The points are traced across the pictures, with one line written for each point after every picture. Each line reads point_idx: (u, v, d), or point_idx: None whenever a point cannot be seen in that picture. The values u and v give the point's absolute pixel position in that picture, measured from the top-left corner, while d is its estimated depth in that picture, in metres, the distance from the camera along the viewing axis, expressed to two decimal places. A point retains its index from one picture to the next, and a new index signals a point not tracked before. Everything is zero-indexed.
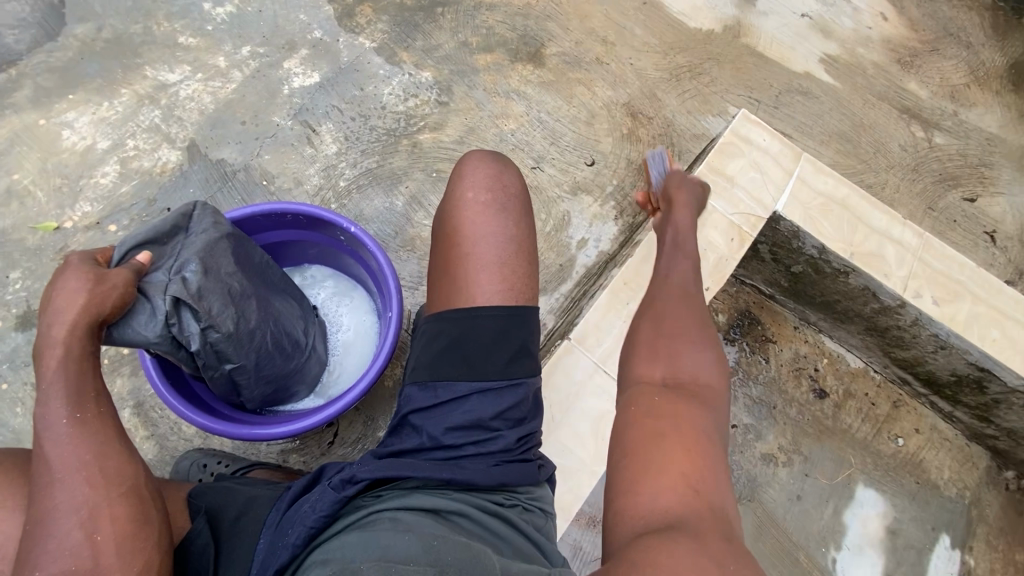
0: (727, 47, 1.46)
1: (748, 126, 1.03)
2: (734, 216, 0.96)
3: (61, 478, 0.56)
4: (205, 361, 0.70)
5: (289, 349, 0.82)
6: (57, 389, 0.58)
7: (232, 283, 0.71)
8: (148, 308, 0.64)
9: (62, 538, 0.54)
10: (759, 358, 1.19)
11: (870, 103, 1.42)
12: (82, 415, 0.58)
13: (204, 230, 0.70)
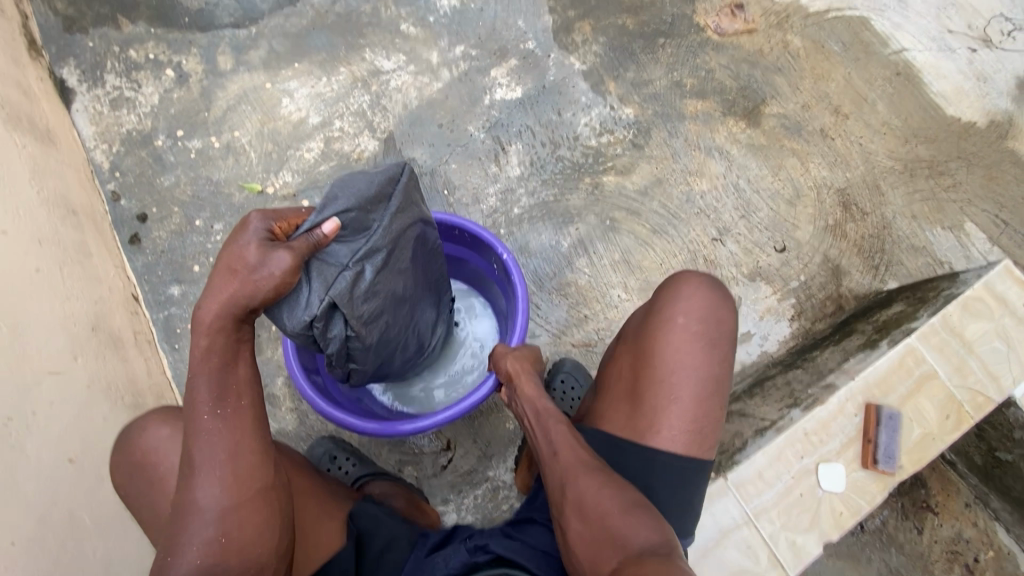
0: (984, 149, 1.22)
1: (1008, 282, 0.84)
2: (957, 389, 0.81)
3: (202, 468, 0.57)
4: (335, 359, 0.72)
5: (410, 351, 0.83)
6: (202, 383, 0.58)
7: (389, 291, 0.71)
8: (306, 300, 0.63)
9: (201, 527, 0.56)
10: (910, 525, 1.03)
11: None
12: (221, 409, 0.58)
13: (394, 217, 0.67)
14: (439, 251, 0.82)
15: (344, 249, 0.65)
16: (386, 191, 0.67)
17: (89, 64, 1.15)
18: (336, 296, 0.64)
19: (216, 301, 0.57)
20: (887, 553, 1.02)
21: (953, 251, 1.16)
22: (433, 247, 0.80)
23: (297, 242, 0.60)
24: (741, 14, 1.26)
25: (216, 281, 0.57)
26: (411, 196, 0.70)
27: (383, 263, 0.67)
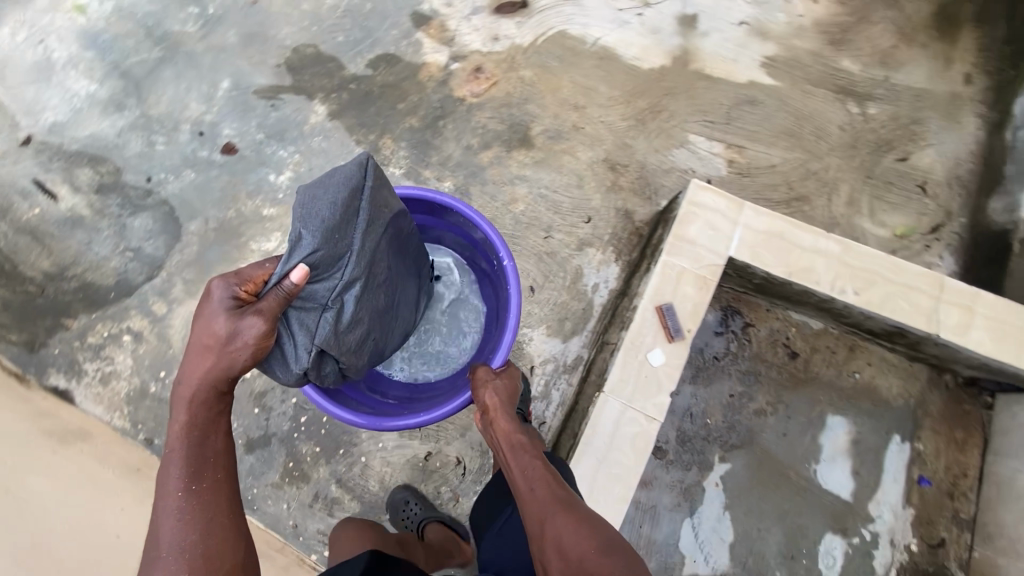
0: (678, 78, 1.75)
1: (700, 194, 1.38)
2: (699, 270, 1.33)
3: (167, 509, 0.89)
4: (319, 368, 1.12)
5: (396, 332, 1.30)
6: (177, 458, 0.91)
7: (365, 317, 1.13)
8: (301, 349, 1.06)
9: (165, 551, 0.87)
10: (743, 340, 1.61)
11: (809, 94, 1.76)
12: (195, 484, 0.91)
13: (358, 251, 1.06)
14: (405, 243, 1.25)
15: (321, 290, 1.04)
16: (348, 213, 1.02)
17: (66, 365, 1.51)
18: (322, 337, 1.06)
19: (200, 372, 0.93)
20: (737, 363, 1.60)
21: (689, 159, 1.69)
22: (399, 246, 1.22)
23: (269, 300, 0.96)
24: (482, 73, 1.71)
25: (200, 361, 0.93)
26: (370, 221, 1.07)
27: (358, 292, 1.09)
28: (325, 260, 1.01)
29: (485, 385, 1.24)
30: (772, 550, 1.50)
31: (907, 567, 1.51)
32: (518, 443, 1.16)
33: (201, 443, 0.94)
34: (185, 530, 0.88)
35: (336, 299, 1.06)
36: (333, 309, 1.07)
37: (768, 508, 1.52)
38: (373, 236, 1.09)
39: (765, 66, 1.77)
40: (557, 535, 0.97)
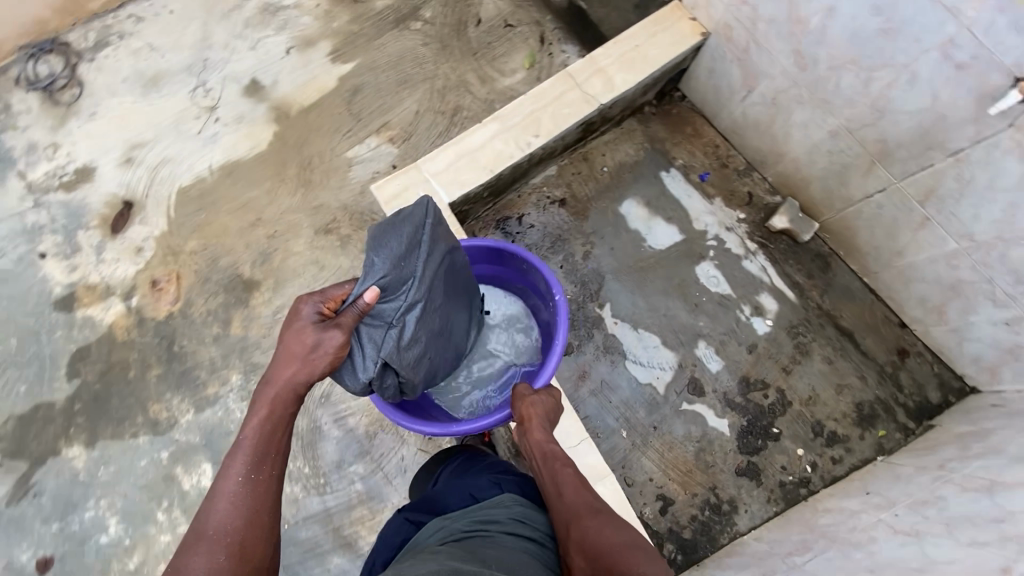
0: (294, 128, 1.82)
1: (386, 191, 1.57)
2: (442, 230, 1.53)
3: (231, 489, 0.95)
4: (386, 387, 1.22)
5: (447, 359, 1.36)
6: (239, 460, 0.97)
7: (421, 334, 1.20)
8: (365, 358, 1.13)
9: (215, 541, 0.91)
10: (527, 229, 1.82)
11: (382, 47, 1.93)
12: (255, 474, 0.97)
13: (424, 278, 1.16)
14: (457, 278, 1.32)
15: (390, 309, 1.14)
16: (415, 241, 1.16)
17: None
18: (387, 350, 1.14)
19: (281, 377, 1.02)
20: (540, 246, 1.81)
21: (365, 169, 1.80)
22: (451, 274, 1.28)
23: (346, 315, 1.08)
24: (163, 281, 1.68)
25: (280, 364, 1.02)
26: (430, 252, 1.17)
27: (419, 312, 1.17)
28: (396, 279, 1.13)
29: (529, 407, 1.22)
30: (684, 314, 1.76)
31: (750, 230, 1.86)
32: (559, 456, 1.13)
33: (270, 433, 1.01)
34: (222, 535, 0.91)
35: (400, 317, 1.14)
36: (398, 327, 1.16)
37: (654, 296, 1.77)
38: (440, 259, 1.21)
39: (336, 60, 1.90)
40: (589, 533, 0.97)
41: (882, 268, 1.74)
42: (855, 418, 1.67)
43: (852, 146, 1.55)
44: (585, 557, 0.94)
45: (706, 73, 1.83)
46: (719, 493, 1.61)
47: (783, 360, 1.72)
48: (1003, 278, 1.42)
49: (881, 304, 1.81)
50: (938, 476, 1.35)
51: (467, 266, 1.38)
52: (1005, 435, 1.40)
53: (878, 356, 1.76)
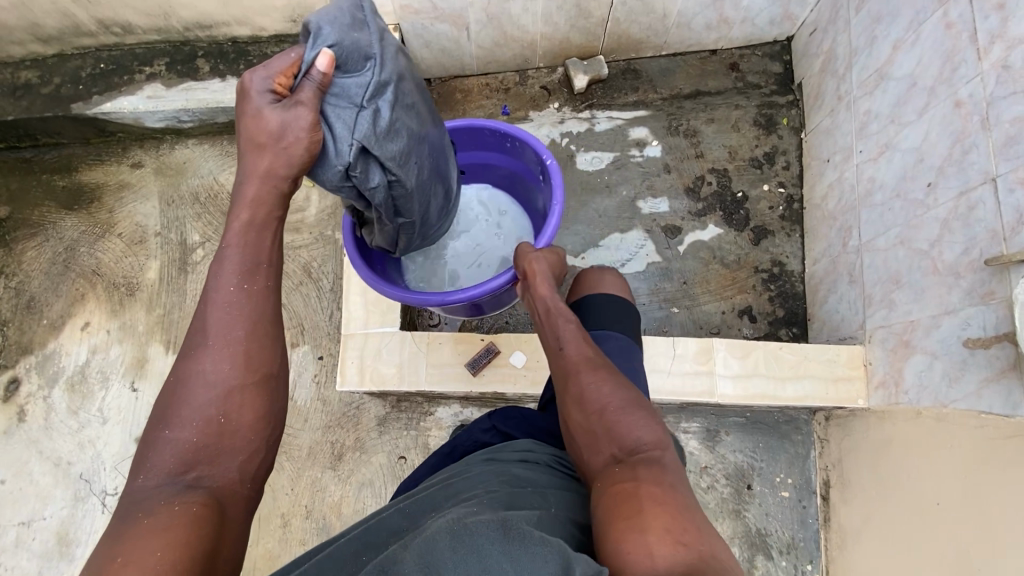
0: None
1: (351, 378, 1.40)
2: (424, 350, 1.42)
3: (226, 296, 0.92)
4: (372, 188, 1.15)
5: (429, 189, 1.33)
6: (229, 270, 0.93)
7: (400, 128, 1.14)
8: (341, 140, 1.03)
9: (220, 348, 0.91)
10: None
11: (197, 298, 1.76)
12: (247, 285, 0.93)
13: (385, 57, 1.07)
14: (421, 92, 1.24)
15: (355, 85, 1.02)
16: (362, 17, 1.03)
17: None
18: (361, 131, 1.04)
19: (259, 165, 0.94)
20: None
21: (304, 385, 1.68)
22: (413, 81, 1.20)
23: (304, 88, 0.95)
24: None
25: (254, 151, 0.93)
26: (382, 33, 1.06)
27: (388, 98, 1.08)
28: (354, 51, 1.01)
29: (536, 261, 1.28)
30: (609, 200, 1.84)
31: (573, 106, 1.98)
32: (569, 319, 1.18)
33: (255, 238, 0.96)
34: (224, 343, 0.91)
35: (373, 102, 1.05)
36: (370, 111, 1.06)
37: (579, 215, 1.82)
38: (394, 52, 1.11)
39: (178, 348, 1.72)
40: (588, 391, 1.02)
41: (667, 36, 1.93)
42: (765, 131, 1.86)
43: None
44: (598, 415, 0.98)
45: (426, 49, 1.88)
46: (764, 269, 1.73)
47: (691, 151, 1.86)
48: None
49: (689, 55, 2.03)
50: (848, 103, 1.56)
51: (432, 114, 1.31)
52: (843, 41, 1.64)
53: (727, 83, 1.98)
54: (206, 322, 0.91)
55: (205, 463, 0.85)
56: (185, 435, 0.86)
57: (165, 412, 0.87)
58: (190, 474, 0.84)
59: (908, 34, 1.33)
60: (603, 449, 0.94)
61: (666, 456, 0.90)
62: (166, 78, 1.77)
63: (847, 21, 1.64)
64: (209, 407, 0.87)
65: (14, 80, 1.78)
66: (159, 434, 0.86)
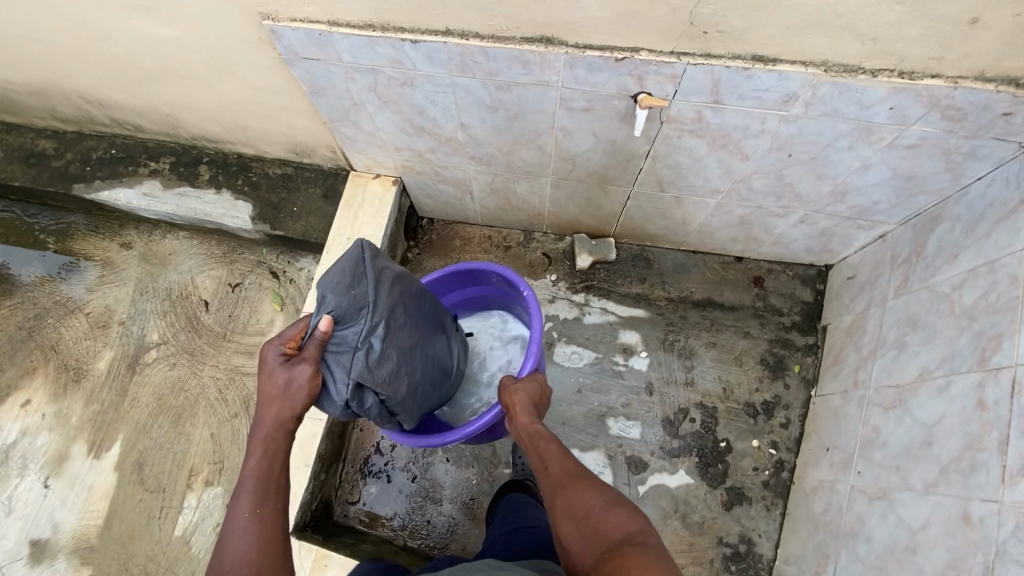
0: (104, 556, 1.54)
1: None
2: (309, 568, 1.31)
3: (240, 526, 0.88)
4: (371, 410, 1.09)
5: (428, 385, 1.23)
6: (245, 497, 0.89)
7: (396, 351, 1.07)
8: (338, 383, 0.99)
9: (238, 571, 0.85)
10: (392, 450, 1.63)
11: (136, 402, 1.71)
12: (262, 508, 0.90)
13: (383, 295, 1.05)
14: (424, 304, 1.21)
15: (351, 333, 1.00)
16: (360, 265, 1.04)
17: None
18: (359, 369, 0.99)
19: (268, 418, 0.93)
20: (416, 457, 1.63)
21: (203, 532, 1.56)
22: (417, 300, 1.17)
23: (308, 347, 0.95)
24: None
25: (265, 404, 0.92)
26: (378, 279, 1.05)
27: (383, 332, 1.03)
28: (349, 305, 1.00)
29: (511, 395, 1.17)
30: (578, 407, 1.65)
31: (568, 286, 1.82)
32: (544, 437, 1.08)
33: (273, 462, 0.93)
34: (234, 568, 0.84)
35: (368, 343, 1.00)
36: (368, 349, 1.01)
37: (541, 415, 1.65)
38: (392, 284, 1.09)
39: (101, 452, 1.66)
40: (571, 504, 0.91)
41: (685, 238, 1.76)
42: (771, 374, 1.64)
43: (577, 185, 1.54)
44: (580, 528, 0.87)
45: (428, 199, 1.79)
46: (729, 543, 1.50)
47: (680, 375, 1.66)
48: (767, 200, 1.46)
49: (711, 256, 1.83)
50: (861, 400, 1.33)
51: (436, 321, 1.27)
52: (875, 317, 1.42)
53: (744, 300, 1.77)
54: (228, 547, 0.87)
55: None
56: None
57: None
58: None
59: (937, 374, 1.11)
60: (588, 554, 0.83)
61: (653, 536, 0.81)
62: (166, 177, 1.76)
63: (884, 297, 1.42)
64: None
65: (31, 146, 1.83)
66: None
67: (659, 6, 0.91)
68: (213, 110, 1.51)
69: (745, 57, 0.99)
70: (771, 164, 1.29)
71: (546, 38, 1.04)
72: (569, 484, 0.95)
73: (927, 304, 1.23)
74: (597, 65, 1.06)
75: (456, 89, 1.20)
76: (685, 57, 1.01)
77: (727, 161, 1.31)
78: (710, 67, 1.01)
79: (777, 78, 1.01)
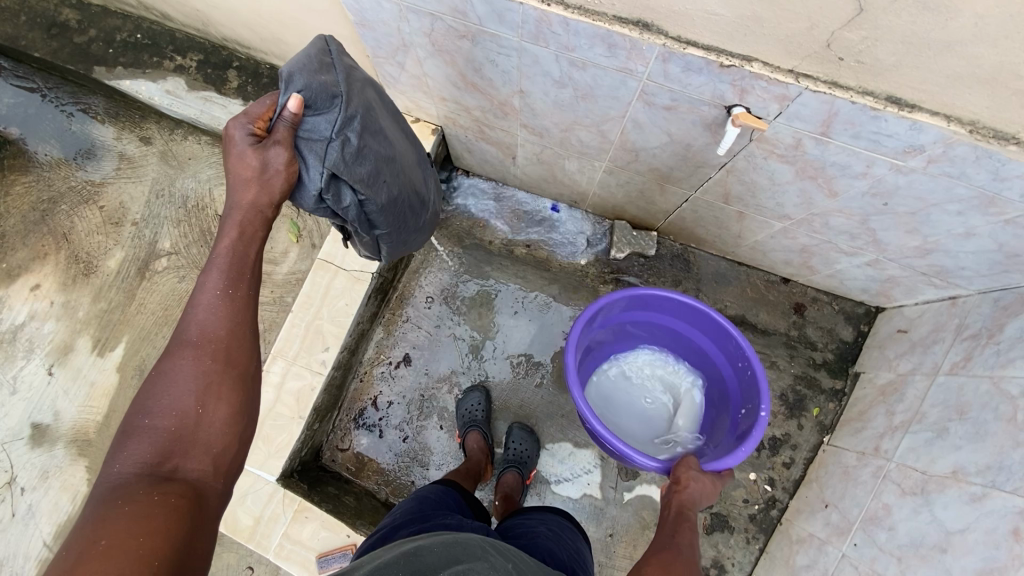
0: (99, 451, 1.59)
1: None
2: (287, 514, 1.35)
3: (209, 299, 0.80)
4: (350, 215, 1.01)
5: (409, 204, 1.16)
6: (220, 263, 0.81)
7: (373, 153, 0.99)
8: (311, 172, 0.89)
9: (199, 341, 0.78)
10: (387, 407, 1.62)
11: (143, 307, 1.69)
12: (233, 289, 0.81)
13: (347, 83, 0.93)
14: (395, 119, 1.13)
15: (325, 121, 0.89)
16: (325, 57, 0.92)
17: None
18: (336, 161, 0.90)
19: (242, 201, 0.82)
20: (411, 418, 1.62)
21: None
22: (386, 110, 1.09)
23: (278, 129, 0.84)
24: None
25: (238, 186, 0.81)
26: (347, 74, 0.94)
27: (360, 128, 0.94)
28: (321, 88, 0.87)
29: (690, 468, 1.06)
30: None
31: (597, 274, 1.70)
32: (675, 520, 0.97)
33: (248, 246, 0.83)
34: (203, 340, 0.78)
35: (343, 137, 0.90)
36: (345, 142, 0.91)
37: (543, 404, 1.62)
38: (361, 86, 0.98)
39: (104, 351, 1.66)
40: None
41: (734, 249, 1.61)
42: (787, 412, 1.59)
43: (633, 176, 1.38)
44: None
45: (466, 153, 1.63)
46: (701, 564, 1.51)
47: None
48: (839, 238, 1.30)
49: (756, 272, 1.69)
50: (879, 469, 1.27)
51: (409, 141, 1.20)
52: (918, 387, 1.32)
53: (778, 326, 1.66)
54: (188, 317, 0.79)
55: (186, 459, 0.73)
56: (156, 425, 0.73)
57: (134, 407, 0.74)
58: (163, 467, 0.71)
59: (973, 479, 1.04)
60: None
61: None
62: (192, 76, 1.63)
63: (934, 368, 1.30)
64: (184, 399, 0.75)
65: (55, 16, 1.72)
66: (126, 429, 0.73)
67: (796, 19, 0.74)
68: (251, 17, 1.36)
69: (879, 94, 0.81)
70: (859, 206, 1.12)
71: (643, 23, 0.86)
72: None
73: (984, 397, 1.13)
74: (695, 66, 0.88)
75: (523, 55, 1.02)
76: (806, 79, 0.83)
77: (810, 193, 1.14)
78: (832, 97, 0.83)
79: (908, 126, 0.84)
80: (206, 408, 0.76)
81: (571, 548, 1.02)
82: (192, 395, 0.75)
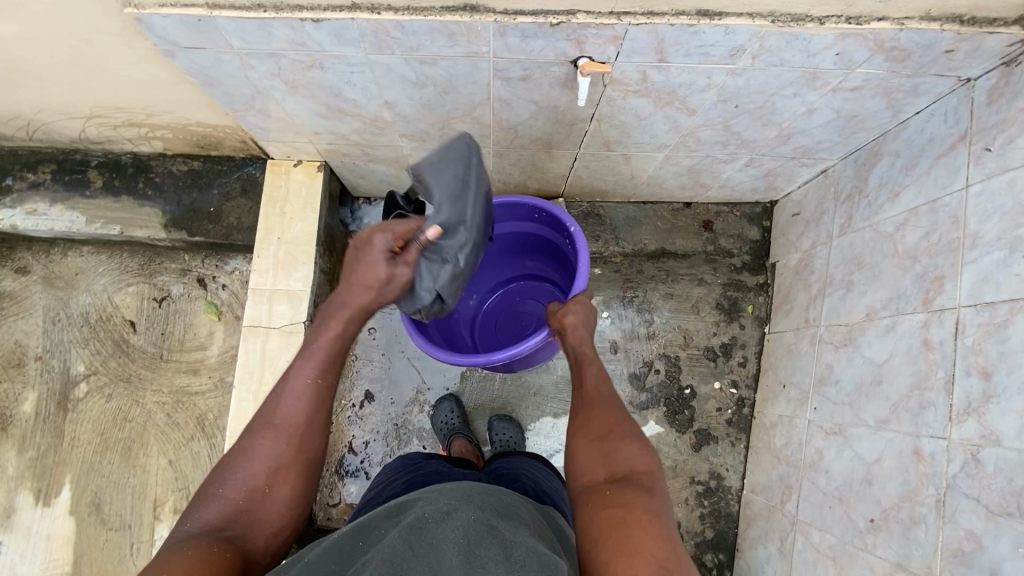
0: None
1: None
2: None
3: (298, 386, 0.85)
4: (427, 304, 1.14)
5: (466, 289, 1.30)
6: (315, 357, 0.87)
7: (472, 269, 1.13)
8: (425, 282, 1.03)
9: (283, 426, 0.83)
10: (366, 449, 1.60)
11: (76, 439, 1.59)
12: (321, 380, 0.86)
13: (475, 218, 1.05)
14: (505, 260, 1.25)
15: (449, 245, 1.02)
16: (466, 168, 1.02)
17: None
18: (449, 277, 1.06)
19: (356, 302, 0.92)
20: (392, 450, 1.61)
21: None
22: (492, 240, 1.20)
23: (413, 249, 0.96)
24: None
25: (357, 291, 0.92)
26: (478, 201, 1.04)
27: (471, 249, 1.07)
28: (457, 217, 0.99)
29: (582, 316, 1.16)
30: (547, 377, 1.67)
31: None
32: (586, 359, 1.08)
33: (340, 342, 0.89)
34: (283, 424, 0.83)
35: (462, 247, 1.03)
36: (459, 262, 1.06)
37: (512, 390, 1.66)
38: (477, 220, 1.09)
39: (49, 499, 1.56)
40: (616, 438, 0.88)
41: (634, 191, 1.72)
42: (727, 318, 1.71)
43: (521, 152, 1.45)
44: (596, 448, 0.87)
45: (360, 180, 1.63)
46: (700, 481, 1.62)
47: (642, 331, 1.71)
48: (714, 149, 1.42)
49: (660, 204, 1.80)
50: (814, 337, 1.41)
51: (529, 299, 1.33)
52: (822, 256, 1.46)
53: (695, 246, 1.78)
54: (276, 396, 0.85)
55: (249, 527, 0.78)
56: (228, 498, 0.79)
57: (215, 475, 0.81)
58: (221, 534, 0.76)
59: (884, 314, 1.17)
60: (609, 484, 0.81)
61: (667, 505, 0.79)
62: (51, 190, 1.54)
63: (829, 235, 1.45)
64: (258, 479, 0.80)
65: None
66: (201, 496, 0.80)
67: None
68: (91, 110, 1.30)
69: (690, 12, 0.92)
70: (717, 116, 1.24)
71: (470, 6, 0.91)
72: (599, 431, 0.90)
73: (871, 244, 1.27)
74: (530, 33, 0.95)
75: (375, 67, 1.06)
76: (627, 16, 0.92)
77: (673, 116, 1.24)
78: (654, 26, 0.93)
79: (723, 33, 0.94)
80: (274, 490, 0.81)
81: (551, 492, 1.05)
82: (266, 476, 0.81)
